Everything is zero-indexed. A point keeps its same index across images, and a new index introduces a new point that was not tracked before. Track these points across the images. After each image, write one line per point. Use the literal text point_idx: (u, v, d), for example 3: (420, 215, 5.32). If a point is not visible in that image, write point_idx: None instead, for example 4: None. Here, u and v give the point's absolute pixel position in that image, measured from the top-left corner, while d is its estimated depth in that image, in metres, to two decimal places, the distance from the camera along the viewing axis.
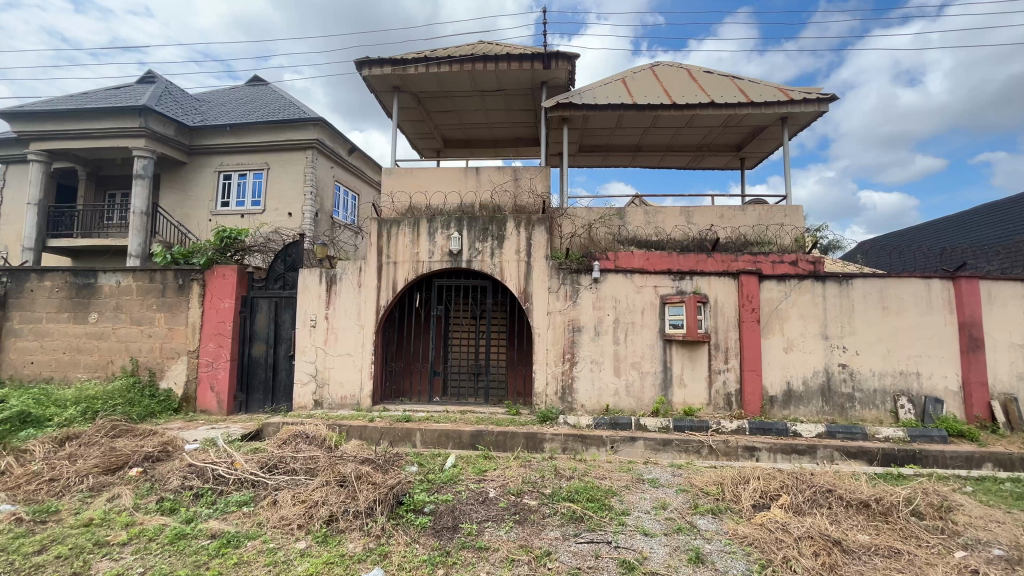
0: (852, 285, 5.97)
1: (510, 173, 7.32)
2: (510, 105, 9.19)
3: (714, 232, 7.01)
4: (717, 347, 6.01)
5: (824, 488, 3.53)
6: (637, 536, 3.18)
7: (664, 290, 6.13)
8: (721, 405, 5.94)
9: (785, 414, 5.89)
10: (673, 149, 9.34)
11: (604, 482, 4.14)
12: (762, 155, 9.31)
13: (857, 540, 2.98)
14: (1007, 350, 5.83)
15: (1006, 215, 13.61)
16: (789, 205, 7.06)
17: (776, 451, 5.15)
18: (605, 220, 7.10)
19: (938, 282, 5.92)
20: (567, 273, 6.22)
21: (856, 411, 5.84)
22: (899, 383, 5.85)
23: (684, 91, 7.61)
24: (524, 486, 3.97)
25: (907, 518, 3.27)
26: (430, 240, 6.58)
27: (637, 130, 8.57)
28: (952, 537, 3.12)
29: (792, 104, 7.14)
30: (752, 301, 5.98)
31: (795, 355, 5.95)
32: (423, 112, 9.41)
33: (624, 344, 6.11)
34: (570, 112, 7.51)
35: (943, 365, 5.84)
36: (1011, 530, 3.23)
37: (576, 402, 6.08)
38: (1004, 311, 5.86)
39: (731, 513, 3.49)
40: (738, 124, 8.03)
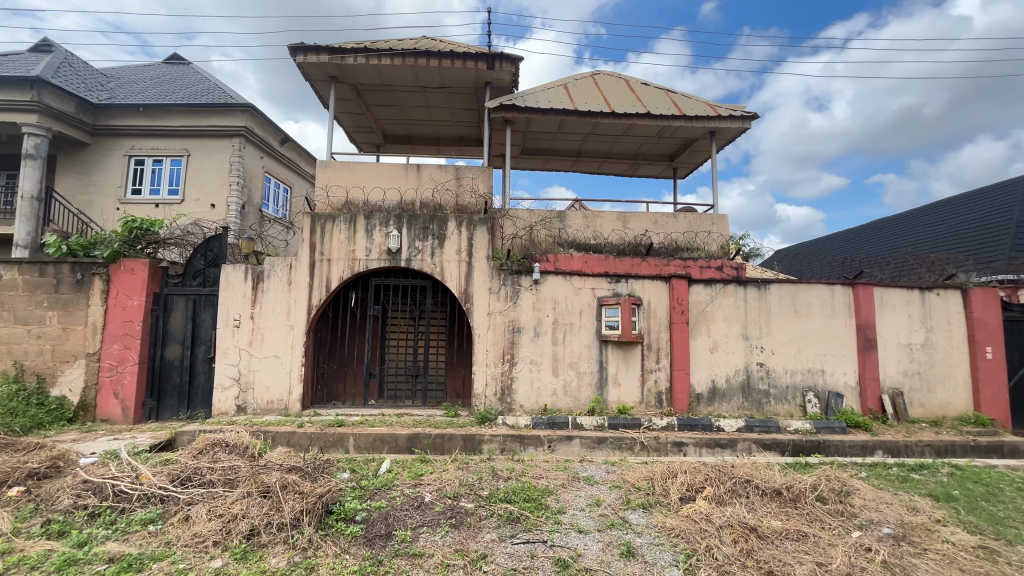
0: (769, 289, 6.47)
1: (452, 171, 7.24)
2: (453, 104, 9.09)
3: (648, 238, 7.33)
4: (649, 348, 6.27)
5: (743, 479, 3.78)
6: (572, 534, 3.23)
7: (601, 292, 6.32)
8: (652, 403, 6.20)
9: (709, 410, 6.25)
10: (612, 156, 9.66)
11: (541, 481, 4.18)
12: (693, 165, 9.86)
13: (770, 526, 3.21)
14: (895, 349, 6.56)
15: (893, 230, 15.52)
16: (716, 213, 7.53)
17: (701, 445, 5.47)
18: (546, 222, 7.21)
19: (840, 288, 6.55)
20: (508, 274, 6.24)
21: (771, 405, 6.32)
22: (808, 380, 6.40)
23: (622, 101, 7.90)
24: (461, 489, 3.91)
25: (813, 503, 3.57)
26: (367, 237, 6.34)
27: (578, 135, 8.77)
28: (850, 519, 3.44)
29: (719, 119, 7.62)
30: (682, 304, 6.29)
31: (719, 355, 6.34)
32: (362, 105, 9.09)
33: (562, 344, 6.22)
34: (513, 114, 7.54)
35: (843, 362, 6.47)
36: (897, 510, 3.62)
37: (515, 402, 6.11)
38: (893, 314, 6.59)
39: (660, 507, 3.65)
40: (671, 135, 8.45)
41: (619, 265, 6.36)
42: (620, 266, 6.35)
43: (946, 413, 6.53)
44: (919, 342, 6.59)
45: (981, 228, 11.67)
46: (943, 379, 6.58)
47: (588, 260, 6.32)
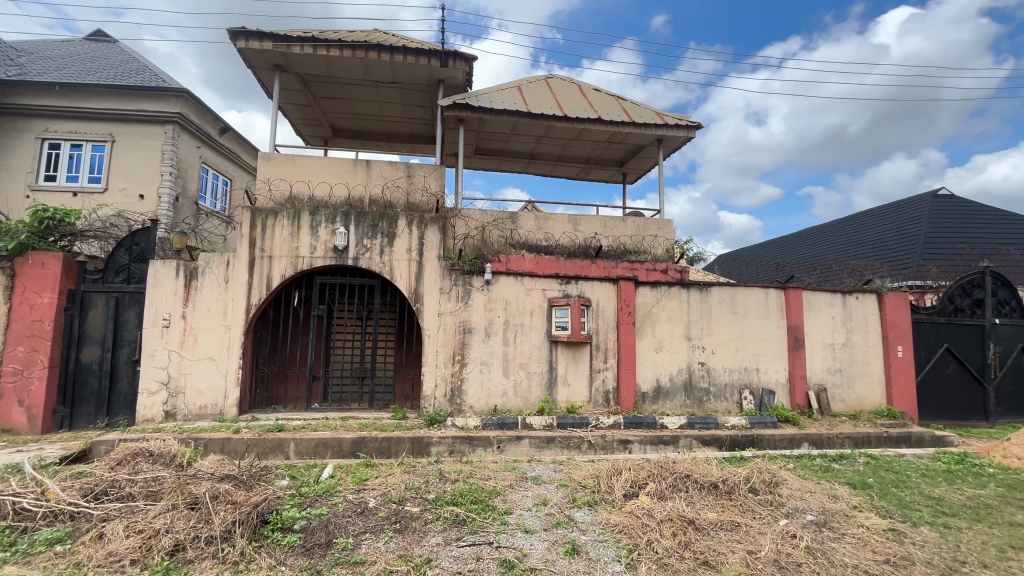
0: (710, 292, 6.78)
1: (403, 169, 7.09)
2: (406, 100, 8.92)
3: (598, 240, 7.50)
4: (597, 348, 6.41)
5: (683, 474, 3.93)
6: (518, 534, 3.23)
7: (552, 293, 6.39)
8: (600, 402, 6.33)
9: (654, 408, 6.47)
10: (564, 159, 9.81)
11: (489, 482, 4.16)
12: (642, 171, 10.19)
13: (707, 518, 3.35)
14: (821, 348, 7.06)
15: (820, 237, 16.77)
16: (662, 218, 7.81)
17: (645, 442, 5.65)
18: (498, 223, 7.21)
19: (773, 291, 6.98)
20: (459, 274, 6.18)
21: (711, 402, 6.62)
22: (744, 378, 6.76)
23: (575, 105, 8.03)
24: (407, 493, 3.83)
25: (746, 494, 3.77)
26: (312, 234, 6.09)
27: (531, 138, 8.84)
28: (778, 508, 3.66)
29: (666, 127, 7.92)
30: (629, 305, 6.48)
31: (663, 355, 6.57)
32: (310, 96, 8.73)
33: (513, 344, 6.24)
34: (466, 113, 7.50)
35: (776, 361, 6.88)
36: (819, 497, 3.89)
37: (465, 403, 6.06)
38: (819, 316, 7.09)
39: (605, 504, 3.73)
40: (621, 141, 8.69)
41: (570, 266, 6.47)
42: (571, 268, 6.46)
43: (864, 407, 7.10)
44: (842, 342, 7.13)
45: (893, 238, 12.85)
46: (862, 376, 7.15)
47: (539, 261, 6.39)
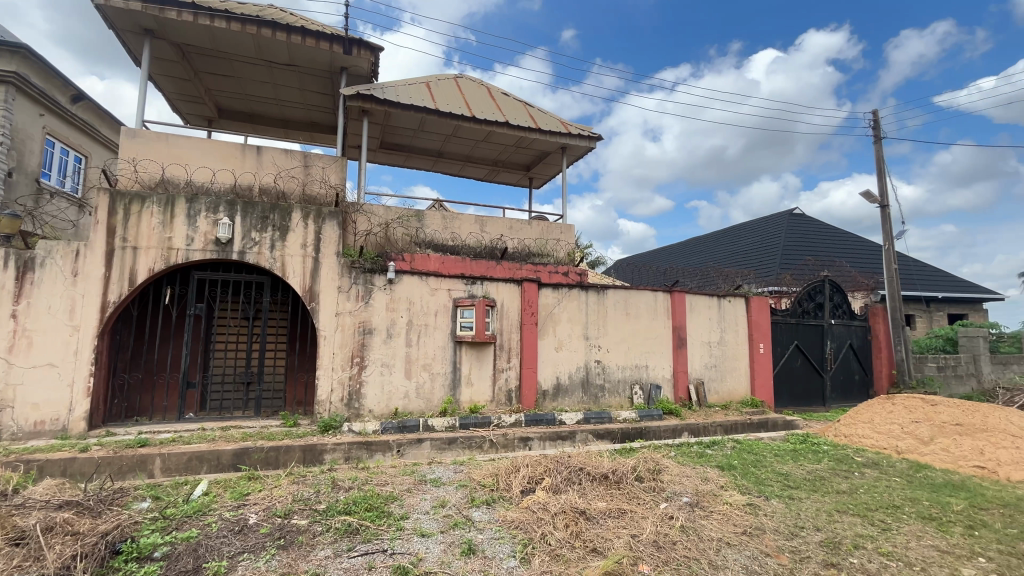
0: (606, 294, 7.21)
1: (300, 158, 6.61)
2: (304, 85, 8.33)
3: (503, 242, 7.62)
4: (501, 348, 6.50)
5: (577, 467, 4.13)
6: (413, 539, 3.16)
7: (457, 293, 6.36)
8: (502, 401, 6.43)
9: (554, 405, 6.72)
10: (473, 160, 9.83)
11: (386, 488, 4.02)
12: (547, 177, 10.56)
13: (597, 508, 3.55)
14: (700, 346, 7.85)
15: (702, 246, 18.68)
16: (564, 223, 8.16)
17: (544, 439, 5.84)
18: (403, 220, 7.02)
19: (661, 294, 7.61)
20: (359, 273, 5.90)
21: (605, 398, 7.05)
22: (635, 374, 7.28)
23: (483, 107, 8.09)
24: (294, 505, 3.56)
25: (632, 482, 4.06)
26: (188, 223, 5.44)
27: (439, 136, 8.73)
28: (659, 493, 3.99)
29: (570, 136, 8.29)
30: (532, 306, 6.67)
31: (563, 354, 6.86)
32: (189, 70, 7.80)
33: (416, 345, 6.10)
34: (370, 105, 7.19)
35: (662, 358, 7.52)
36: (694, 480, 4.32)
37: (364, 407, 5.79)
38: (698, 317, 7.88)
39: (503, 501, 3.79)
40: (528, 146, 8.92)
41: (475, 267, 6.62)
42: (477, 268, 6.60)
43: (733, 398, 8.02)
44: (716, 340, 7.99)
45: (758, 250, 14.72)
46: (732, 370, 8.07)
47: (445, 261, 6.42)
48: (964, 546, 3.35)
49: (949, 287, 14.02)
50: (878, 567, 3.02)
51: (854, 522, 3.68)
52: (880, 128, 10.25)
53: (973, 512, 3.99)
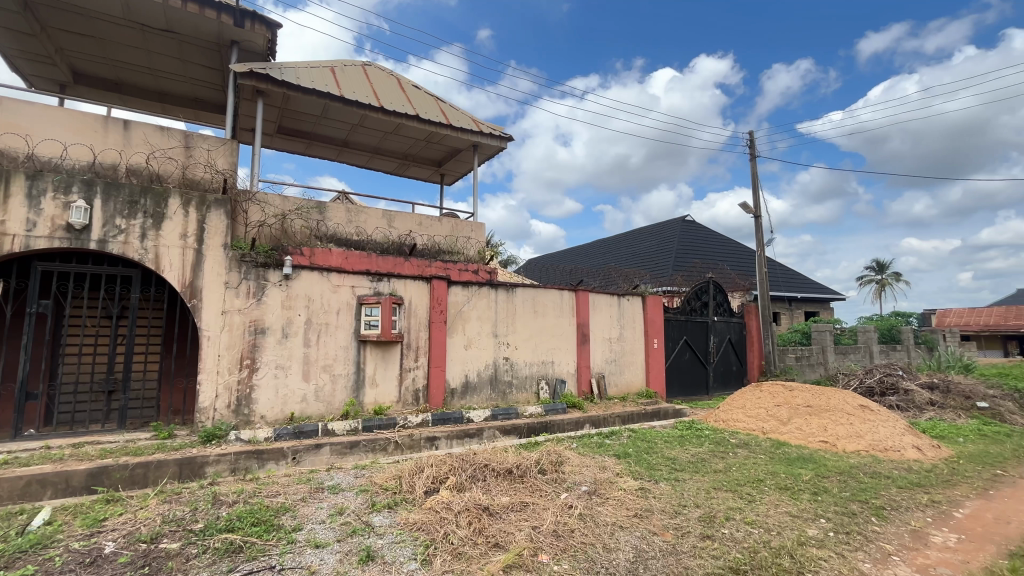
0: (515, 293, 7.35)
1: (179, 137, 5.89)
2: (186, 56, 7.44)
3: (412, 238, 7.44)
4: (408, 347, 6.34)
5: (482, 464, 4.16)
6: (306, 551, 2.97)
7: (362, 290, 6.09)
8: (409, 401, 6.28)
9: (462, 403, 6.70)
10: (381, 152, 9.47)
11: (276, 499, 3.73)
12: (458, 174, 10.50)
13: (500, 503, 3.61)
14: (601, 342, 8.31)
15: (605, 248, 19.81)
16: (475, 221, 8.18)
17: (452, 437, 5.81)
18: (302, 212, 6.56)
19: (567, 293, 7.93)
20: (250, 267, 5.40)
21: (513, 394, 7.18)
22: (541, 370, 7.51)
23: (392, 99, 7.82)
24: (165, 527, 3.17)
25: (535, 475, 4.19)
26: (30, 205, 4.59)
27: (345, 125, 8.29)
28: (561, 483, 4.16)
29: (481, 135, 8.32)
30: (440, 304, 6.59)
31: (472, 352, 6.86)
32: (34, 24, 6.60)
33: (316, 345, 5.74)
34: (266, 85, 6.62)
35: (567, 354, 7.84)
36: (593, 469, 4.56)
37: (254, 414, 5.31)
38: (600, 315, 8.34)
39: (406, 504, 3.70)
40: (439, 141, 8.80)
41: (382, 263, 6.30)
42: (383, 265, 6.30)
43: (630, 390, 8.60)
44: (616, 336, 8.51)
45: (654, 252, 15.96)
46: (630, 364, 8.64)
47: (348, 257, 6.06)
48: (811, 510, 3.92)
49: (805, 289, 16.30)
50: (745, 534, 3.42)
51: (727, 497, 4.13)
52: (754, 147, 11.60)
53: (818, 480, 4.67)
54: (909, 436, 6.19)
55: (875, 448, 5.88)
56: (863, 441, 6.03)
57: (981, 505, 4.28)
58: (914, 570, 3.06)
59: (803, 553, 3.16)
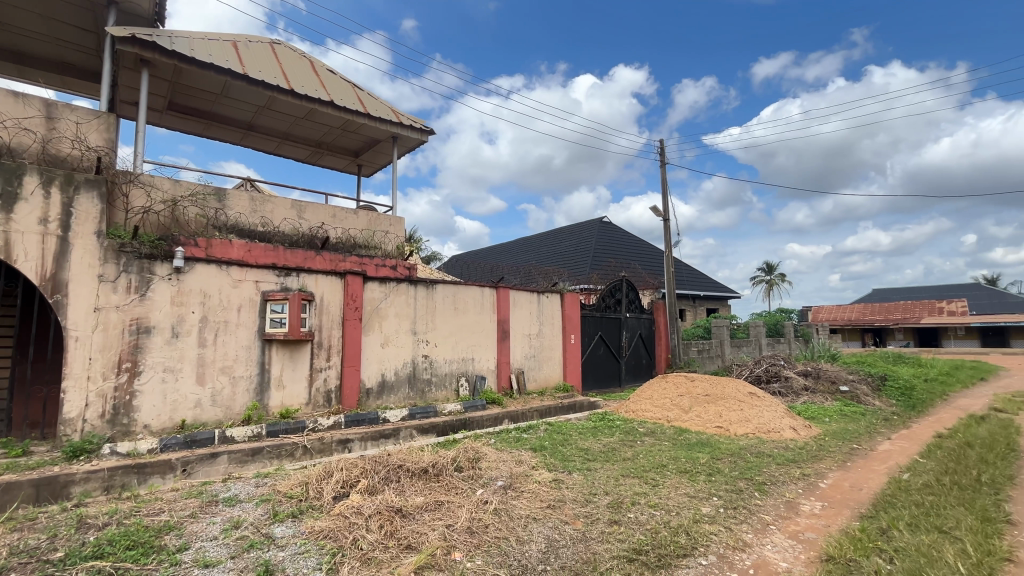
0: (435, 289, 7.23)
1: (38, 106, 5.06)
2: (50, 12, 6.41)
3: (325, 231, 7.05)
4: (319, 346, 6.00)
5: (396, 465, 4.05)
6: (194, 572, 2.69)
7: (267, 285, 5.64)
8: (320, 403, 5.95)
9: (378, 403, 6.48)
10: (291, 138, 8.85)
11: (160, 517, 3.35)
12: (377, 166, 10.11)
13: (413, 503, 3.53)
14: (521, 338, 8.45)
15: (527, 247, 20.19)
16: (393, 215, 7.94)
17: (366, 439, 5.59)
18: (197, 198, 5.94)
19: (488, 290, 7.96)
20: (132, 259, 4.79)
21: (432, 392, 7.07)
22: (461, 367, 7.47)
23: (304, 81, 7.34)
24: (12, 561, 2.71)
25: (451, 473, 4.15)
26: None
27: (250, 106, 7.64)
28: (477, 480, 4.16)
29: (401, 126, 8.08)
30: (355, 301, 6.30)
31: (389, 350, 6.65)
32: None
33: (212, 346, 5.23)
34: (152, 55, 5.90)
35: (488, 351, 7.88)
36: (509, 464, 4.62)
37: (136, 423, 4.72)
38: (520, 311, 8.48)
39: (312, 512, 3.49)
40: (356, 130, 8.41)
41: (290, 257, 5.84)
42: (292, 258, 5.85)
43: (548, 384, 8.84)
44: (536, 333, 8.70)
45: (573, 251, 16.55)
46: (548, 360, 8.88)
47: (251, 249, 5.56)
48: (705, 490, 4.28)
49: (706, 287, 17.78)
50: (648, 517, 3.64)
51: (633, 483, 4.38)
52: (663, 155, 12.42)
53: (712, 462, 5.11)
54: (787, 419, 6.99)
55: (760, 430, 6.56)
56: (751, 424, 6.70)
57: (840, 475, 4.94)
58: (787, 536, 3.45)
59: (697, 529, 3.44)
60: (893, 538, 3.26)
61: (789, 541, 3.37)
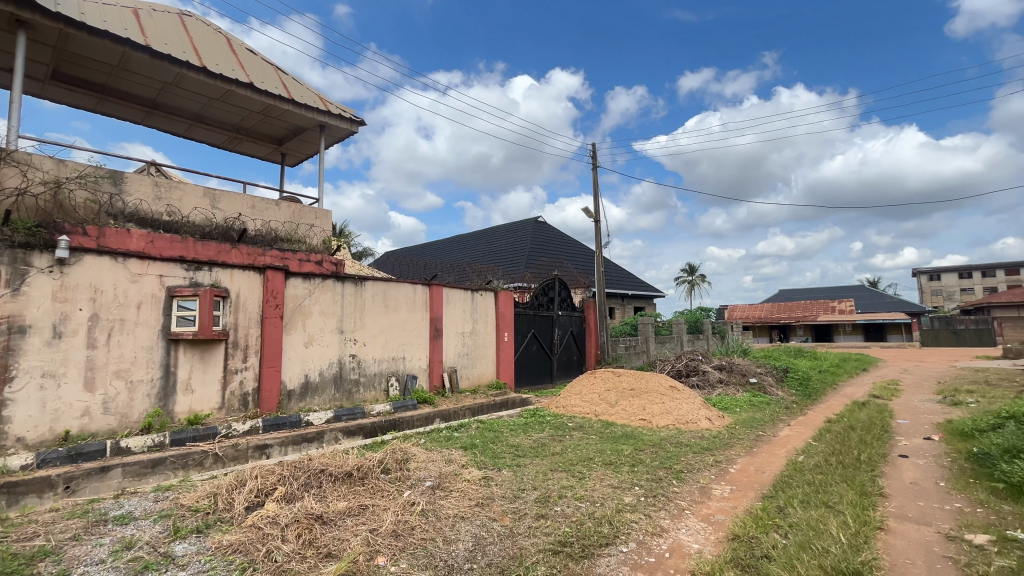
0: (364, 286, 6.97)
1: None
2: None
3: (242, 222, 6.57)
4: (234, 346, 5.56)
5: (317, 470, 3.85)
6: None
7: (173, 280, 5.14)
8: (234, 407, 5.52)
9: (300, 405, 6.13)
10: (204, 121, 8.13)
11: (34, 543, 2.94)
12: (303, 155, 9.57)
13: (335, 509, 3.38)
14: (454, 336, 8.38)
15: (462, 244, 20.08)
16: (320, 208, 7.60)
17: (286, 444, 5.27)
18: (88, 182, 5.29)
19: (420, 287, 7.81)
20: (2, 248, 4.16)
21: (360, 393, 6.80)
22: (391, 366, 7.26)
23: (219, 59, 6.76)
24: None
25: (378, 476, 4.01)
26: None
27: (154, 82, 6.92)
28: (404, 481, 4.06)
29: (329, 115, 7.70)
30: (276, 297, 5.92)
31: (313, 349, 6.31)
32: None
33: (104, 347, 4.67)
34: (31, 15, 5.15)
35: (419, 349, 7.73)
36: (438, 463, 4.55)
37: (5, 437, 4.10)
38: (453, 309, 8.41)
39: (220, 525, 3.23)
40: (279, 116, 7.90)
41: (201, 250, 5.33)
42: (203, 251, 5.36)
43: (481, 382, 8.83)
44: (469, 331, 8.66)
45: (508, 249, 16.72)
46: (481, 357, 8.88)
47: (154, 240, 4.99)
48: (628, 480, 4.47)
49: (634, 287, 18.63)
50: (574, 509, 3.75)
51: (561, 477, 4.49)
52: (595, 158, 12.83)
53: (635, 454, 5.36)
54: (703, 410, 7.50)
55: (678, 421, 6.98)
56: (671, 416, 7.11)
57: (747, 460, 5.37)
58: (700, 519, 3.69)
59: (619, 519, 3.58)
60: (788, 515, 3.59)
61: (701, 524, 3.61)
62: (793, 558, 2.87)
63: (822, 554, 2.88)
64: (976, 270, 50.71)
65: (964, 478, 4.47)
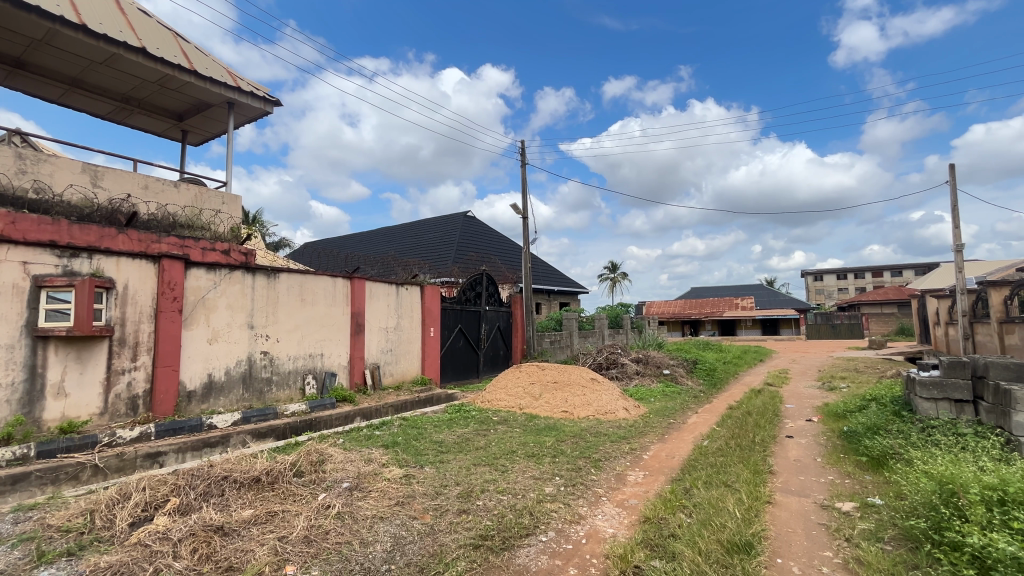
0: (278, 278, 6.50)
1: None
2: None
3: (132, 205, 5.86)
4: (122, 343, 4.94)
5: (219, 476, 3.53)
6: None
7: (41, 268, 4.44)
8: (121, 412, 4.92)
9: (202, 408, 5.59)
10: (86, 87, 7.14)
11: None
12: (207, 134, 8.72)
13: (239, 518, 3.12)
14: (376, 332, 8.09)
15: (387, 237, 19.39)
16: (227, 193, 7.04)
17: (183, 450, 4.79)
18: None
19: (340, 280, 7.43)
20: None
21: (272, 393, 6.35)
22: (308, 364, 6.86)
23: (103, 17, 5.93)
24: None
25: (289, 480, 3.76)
26: None
27: (20, 38, 5.95)
28: (319, 484, 3.84)
29: (239, 92, 7.08)
30: (173, 290, 5.34)
31: (218, 346, 5.78)
32: None
33: None
34: None
35: (339, 345, 7.37)
36: (357, 464, 4.36)
37: None
38: (376, 303, 8.12)
39: (97, 546, 2.86)
40: (179, 89, 7.13)
41: (79, 234, 4.66)
42: (82, 236, 4.69)
43: (405, 378, 8.64)
44: (393, 326, 8.41)
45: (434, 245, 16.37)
46: (406, 353, 8.66)
47: (16, 221, 4.27)
48: (549, 471, 4.59)
49: (560, 283, 19.16)
50: (496, 502, 3.77)
51: (484, 471, 4.51)
52: (524, 156, 12.96)
53: (557, 445, 5.52)
54: (621, 400, 7.88)
55: (598, 412, 7.29)
56: (591, 407, 7.41)
57: (659, 446, 5.74)
58: (615, 504, 3.88)
59: (540, 508, 3.67)
60: (693, 495, 3.89)
61: (615, 509, 3.79)
62: (695, 535, 3.10)
63: (721, 529, 3.15)
64: (850, 272, 58.16)
65: (836, 453, 5.11)
